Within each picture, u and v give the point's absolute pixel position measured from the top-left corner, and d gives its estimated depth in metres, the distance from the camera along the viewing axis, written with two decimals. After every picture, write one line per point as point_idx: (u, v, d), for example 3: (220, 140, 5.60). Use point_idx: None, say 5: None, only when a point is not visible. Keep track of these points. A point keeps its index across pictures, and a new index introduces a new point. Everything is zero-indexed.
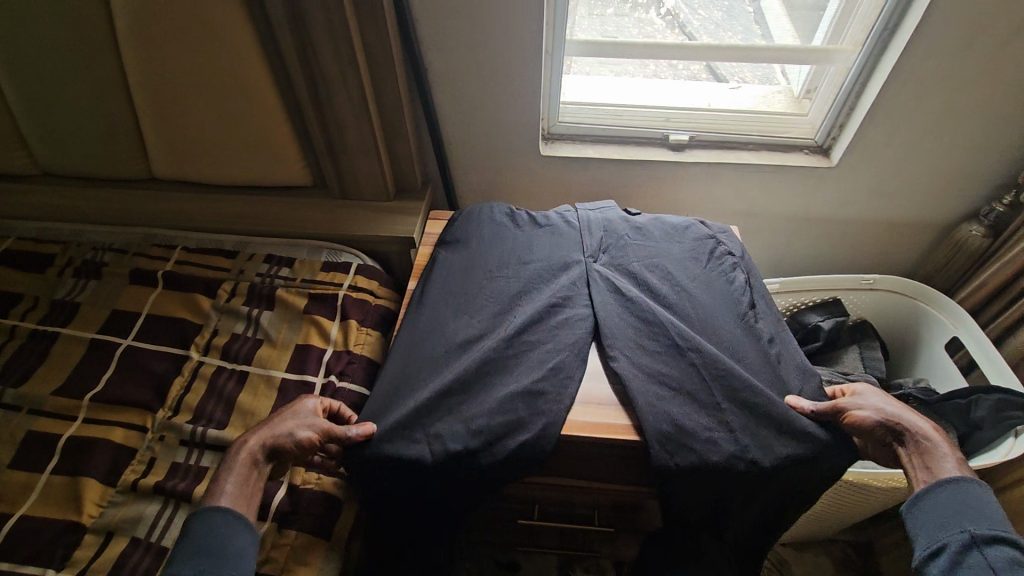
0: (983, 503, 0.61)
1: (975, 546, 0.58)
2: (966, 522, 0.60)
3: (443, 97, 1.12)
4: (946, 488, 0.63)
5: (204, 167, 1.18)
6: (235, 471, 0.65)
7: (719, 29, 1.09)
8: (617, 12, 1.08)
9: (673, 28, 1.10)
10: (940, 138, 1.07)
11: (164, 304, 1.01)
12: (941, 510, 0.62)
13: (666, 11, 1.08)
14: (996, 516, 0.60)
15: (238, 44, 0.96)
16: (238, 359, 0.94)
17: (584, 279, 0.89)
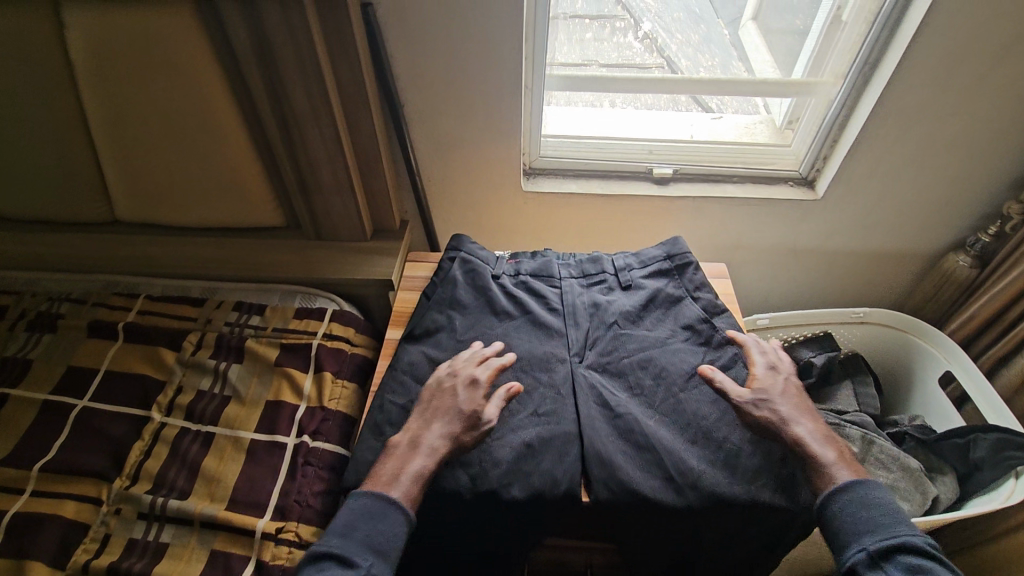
0: (879, 509, 0.64)
1: (875, 560, 0.61)
2: (863, 539, 0.62)
3: (422, 133, 1.08)
4: (847, 502, 0.65)
5: (170, 209, 1.13)
6: (413, 468, 0.68)
7: (696, 53, 1.07)
8: (596, 36, 1.06)
9: (651, 52, 1.08)
10: (925, 170, 1.06)
11: (125, 359, 0.94)
12: (845, 525, 0.64)
13: (643, 33, 1.06)
14: (894, 519, 0.63)
15: (204, 85, 0.92)
16: (203, 419, 0.88)
17: (568, 383, 0.84)
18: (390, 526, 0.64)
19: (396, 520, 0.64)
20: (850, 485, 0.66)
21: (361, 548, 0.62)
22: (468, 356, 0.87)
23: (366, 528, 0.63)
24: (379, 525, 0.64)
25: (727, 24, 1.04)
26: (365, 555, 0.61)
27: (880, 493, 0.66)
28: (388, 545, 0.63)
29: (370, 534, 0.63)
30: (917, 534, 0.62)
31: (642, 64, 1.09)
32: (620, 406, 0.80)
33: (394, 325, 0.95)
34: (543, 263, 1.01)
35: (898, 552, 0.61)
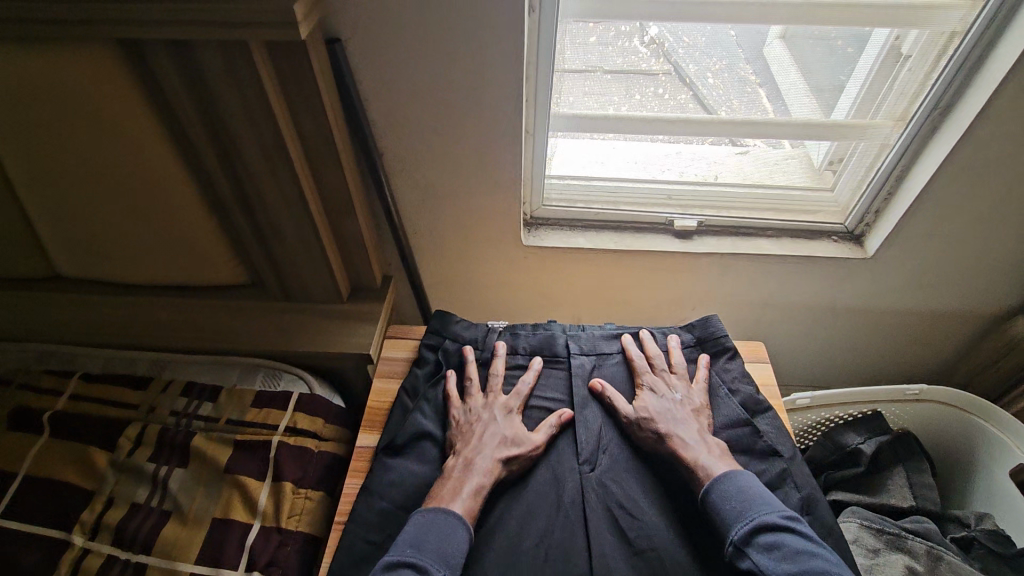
0: (737, 499, 0.63)
1: (741, 550, 0.60)
2: (735, 524, 0.62)
3: (404, 181, 0.93)
4: (709, 497, 0.65)
5: (111, 270, 0.96)
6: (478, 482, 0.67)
7: (704, 56, 0.85)
8: (602, 39, 0.83)
9: (659, 59, 0.86)
10: (996, 229, 0.90)
11: (47, 461, 0.79)
12: (712, 518, 0.64)
13: (650, 38, 0.83)
14: (749, 506, 0.63)
15: (138, 136, 0.76)
16: (135, 544, 0.73)
17: (577, 501, 0.69)
18: (453, 540, 0.62)
19: (462, 539, 0.62)
20: (716, 481, 0.65)
21: (433, 559, 0.60)
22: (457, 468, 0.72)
23: (433, 541, 0.61)
24: (447, 541, 0.62)
25: (736, 25, 0.81)
26: (439, 566, 0.59)
27: (733, 487, 0.64)
28: (454, 557, 0.61)
29: (442, 548, 0.61)
30: (769, 514, 0.62)
31: (647, 71, 0.87)
32: (640, 539, 0.66)
33: (367, 426, 0.80)
34: (545, 336, 0.86)
35: (765, 536, 0.60)
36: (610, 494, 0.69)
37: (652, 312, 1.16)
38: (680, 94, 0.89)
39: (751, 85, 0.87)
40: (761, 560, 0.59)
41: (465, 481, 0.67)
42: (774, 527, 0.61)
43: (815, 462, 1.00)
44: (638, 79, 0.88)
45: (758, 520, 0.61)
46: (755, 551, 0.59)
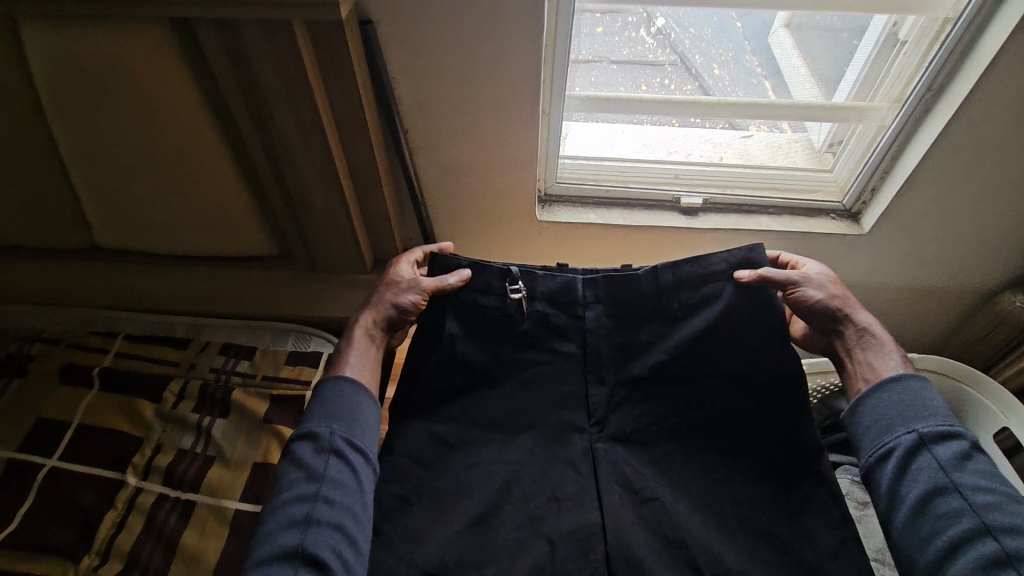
0: (928, 402, 0.69)
1: (924, 441, 0.67)
2: (916, 421, 0.68)
3: (427, 157, 0.99)
4: (897, 386, 0.71)
5: (149, 240, 1.02)
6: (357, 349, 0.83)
7: (710, 46, 0.95)
8: (608, 30, 0.92)
9: (664, 49, 0.95)
10: (985, 207, 0.95)
11: (99, 412, 0.86)
12: (887, 409, 0.70)
13: (656, 28, 0.93)
14: (943, 412, 0.69)
15: (185, 109, 0.83)
16: (184, 485, 0.79)
17: (593, 450, 0.76)
18: (342, 399, 0.75)
19: (342, 391, 0.75)
20: (916, 376, 0.71)
21: (320, 422, 0.73)
22: (481, 420, 0.79)
23: (322, 409, 0.75)
24: (342, 404, 0.75)
25: (741, 17, 0.91)
26: (324, 426, 0.72)
27: (932, 394, 0.70)
28: (337, 414, 0.74)
29: (330, 411, 0.74)
30: (963, 429, 0.68)
31: (653, 62, 0.96)
32: (645, 489, 0.73)
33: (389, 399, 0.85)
34: (564, 281, 0.80)
35: (952, 441, 0.66)
36: (619, 455, 0.76)
37: None
38: (686, 84, 0.98)
39: (758, 77, 0.98)
40: (943, 456, 0.65)
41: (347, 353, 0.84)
42: (968, 442, 0.67)
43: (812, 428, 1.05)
44: (644, 69, 0.97)
45: (950, 426, 0.67)
46: (939, 450, 0.66)
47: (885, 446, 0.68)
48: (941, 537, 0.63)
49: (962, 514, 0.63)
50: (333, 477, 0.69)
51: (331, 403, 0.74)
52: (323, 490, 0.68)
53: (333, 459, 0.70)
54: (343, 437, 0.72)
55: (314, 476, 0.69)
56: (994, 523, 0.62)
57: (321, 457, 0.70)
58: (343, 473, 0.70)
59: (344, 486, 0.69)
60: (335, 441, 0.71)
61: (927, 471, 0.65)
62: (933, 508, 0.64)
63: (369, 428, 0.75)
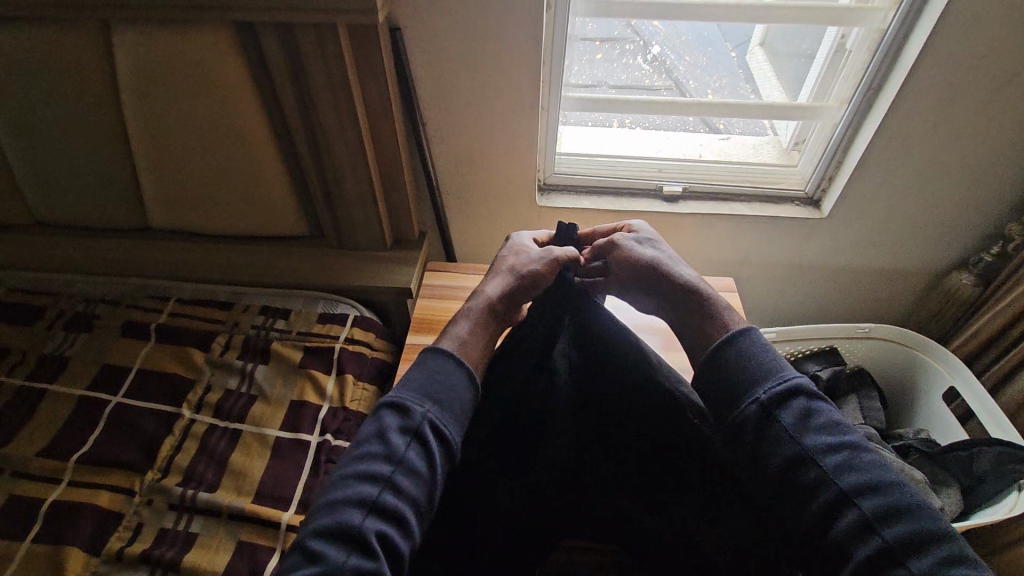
0: (754, 359, 0.64)
1: (770, 408, 0.61)
2: (757, 388, 0.62)
3: (442, 148, 1.14)
4: (733, 351, 0.65)
5: (197, 219, 1.17)
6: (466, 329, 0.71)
7: (705, 75, 1.15)
8: (605, 57, 1.13)
9: (660, 73, 1.15)
10: (927, 192, 1.10)
11: (157, 359, 0.99)
12: (733, 379, 0.64)
13: (653, 56, 1.14)
14: (778, 368, 0.64)
15: (240, 99, 0.98)
16: (231, 416, 0.91)
17: None
18: (442, 376, 0.65)
19: (445, 369, 0.65)
20: (745, 336, 0.66)
21: (416, 396, 0.63)
22: None
23: (421, 380, 0.65)
24: (440, 380, 0.65)
25: (735, 47, 1.13)
26: (420, 403, 0.63)
27: (770, 353, 0.65)
28: (433, 391, 0.64)
29: (426, 384, 0.64)
30: (803, 380, 0.63)
31: (649, 86, 1.16)
32: None
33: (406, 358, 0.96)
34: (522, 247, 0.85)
35: (795, 401, 0.61)
36: None
37: None
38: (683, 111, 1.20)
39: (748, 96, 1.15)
40: (794, 424, 0.60)
41: (456, 326, 0.71)
42: (809, 395, 0.62)
43: None
44: (642, 91, 1.16)
45: (791, 382, 0.62)
46: (784, 415, 0.60)
47: (737, 419, 0.62)
48: (819, 504, 0.57)
49: (826, 481, 0.57)
50: (411, 464, 0.59)
51: (444, 375, 0.65)
52: (396, 476, 0.58)
53: (416, 442, 0.60)
54: (437, 423, 0.62)
55: (392, 459, 0.59)
56: (852, 483, 0.56)
57: (404, 439, 0.60)
58: (425, 463, 0.60)
59: (419, 477, 0.59)
60: (425, 423, 0.61)
61: (835, 450, 0.58)
62: (800, 480, 0.58)
63: (462, 420, 0.64)
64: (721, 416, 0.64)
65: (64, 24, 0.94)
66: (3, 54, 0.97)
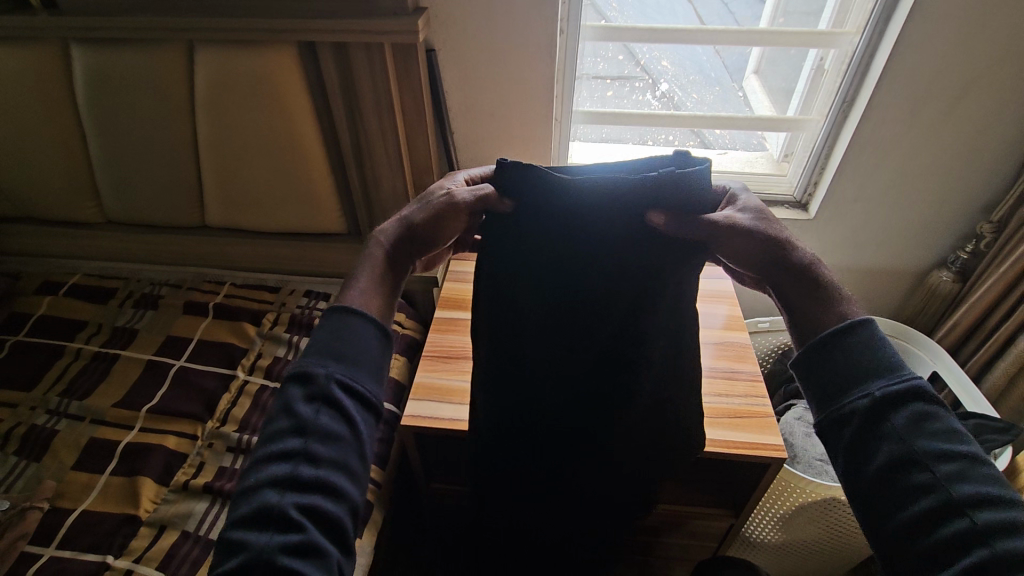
0: (875, 354, 0.58)
1: (883, 404, 0.55)
2: (872, 385, 0.56)
3: (467, 156, 1.29)
4: (853, 345, 0.58)
5: (250, 216, 1.33)
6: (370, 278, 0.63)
7: (710, 110, 1.30)
8: (615, 95, 1.31)
9: (668, 108, 1.31)
10: (903, 194, 1.22)
11: (215, 331, 1.12)
12: (847, 369, 0.58)
13: (662, 92, 1.30)
14: (901, 366, 0.57)
15: (296, 108, 1.14)
16: (279, 378, 1.04)
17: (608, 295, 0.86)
18: (341, 334, 0.59)
19: (354, 324, 0.60)
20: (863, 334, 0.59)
21: (318, 359, 0.58)
22: None
23: (323, 340, 0.59)
24: (344, 335, 0.60)
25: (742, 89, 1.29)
26: (325, 364, 0.58)
27: (895, 348, 0.58)
28: (339, 347, 0.59)
29: (332, 342, 0.59)
30: (926, 383, 0.56)
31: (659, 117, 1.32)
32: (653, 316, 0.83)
33: (434, 329, 1.12)
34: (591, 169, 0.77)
35: (915, 402, 0.55)
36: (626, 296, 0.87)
37: None
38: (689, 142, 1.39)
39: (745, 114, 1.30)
40: (906, 422, 0.54)
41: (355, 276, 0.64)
42: (931, 400, 0.55)
43: (775, 374, 1.29)
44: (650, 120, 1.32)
45: (912, 384, 0.56)
46: (901, 416, 0.55)
47: (844, 409, 0.57)
48: (915, 510, 0.52)
49: (936, 487, 0.51)
50: (327, 430, 0.55)
51: (354, 333, 0.60)
52: (312, 444, 0.54)
53: (329, 405, 0.56)
54: (348, 378, 0.58)
55: (303, 429, 0.55)
56: (969, 501, 0.50)
57: (311, 405, 0.56)
58: (342, 423, 0.56)
59: (339, 440, 0.55)
60: (335, 382, 0.57)
61: (951, 456, 0.52)
62: (903, 478, 0.53)
63: (375, 371, 0.60)
64: (830, 402, 0.58)
65: (154, 46, 1.12)
66: (102, 72, 1.15)
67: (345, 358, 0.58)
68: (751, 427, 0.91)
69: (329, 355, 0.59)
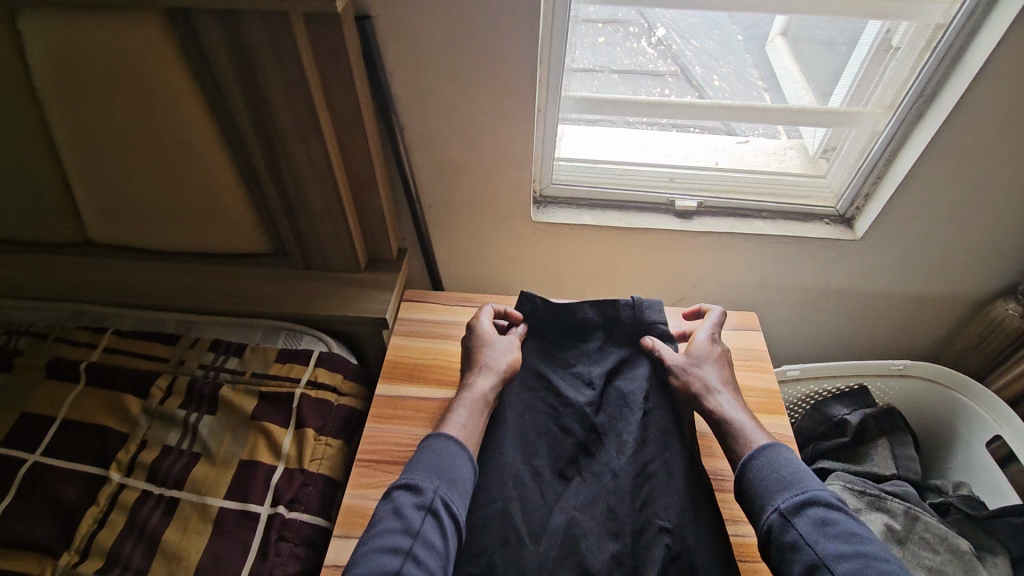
0: (782, 470, 0.65)
1: (787, 518, 0.61)
2: (776, 498, 0.63)
3: (420, 157, 0.98)
4: (755, 463, 0.66)
5: (139, 234, 1.01)
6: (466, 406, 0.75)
7: (713, 59, 0.95)
8: (608, 40, 0.93)
9: (665, 59, 0.96)
10: (977, 213, 0.96)
11: (85, 407, 0.85)
12: (759, 487, 0.64)
13: (657, 39, 0.94)
14: (799, 479, 0.64)
15: (175, 102, 0.82)
16: (167, 481, 0.78)
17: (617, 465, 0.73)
18: (447, 458, 0.68)
19: (455, 451, 0.69)
20: (776, 450, 0.67)
21: (425, 474, 0.66)
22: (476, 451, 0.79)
23: (427, 460, 0.68)
24: (442, 458, 0.68)
25: (741, 28, 0.90)
26: (432, 480, 0.65)
27: (793, 460, 0.66)
28: (446, 469, 0.67)
29: (436, 464, 0.67)
30: (823, 491, 0.63)
31: (654, 72, 0.97)
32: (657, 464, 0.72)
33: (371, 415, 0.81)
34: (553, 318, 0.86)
35: (814, 510, 0.61)
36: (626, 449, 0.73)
37: (651, 293, 1.22)
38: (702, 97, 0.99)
39: (758, 88, 0.96)
40: (807, 531, 0.60)
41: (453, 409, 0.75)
42: (826, 505, 0.61)
43: (804, 434, 1.08)
44: (645, 79, 0.97)
45: (809, 493, 0.62)
46: (801, 524, 0.60)
47: (761, 526, 0.62)
48: None
49: None
50: (429, 536, 0.61)
51: (458, 460, 0.68)
52: (417, 548, 0.60)
53: (431, 517, 0.63)
54: (448, 498, 0.64)
55: (412, 531, 0.61)
56: None
57: (420, 512, 0.62)
58: (441, 536, 0.62)
59: (439, 552, 0.60)
60: (439, 498, 0.64)
61: (846, 558, 0.57)
62: None
63: (467, 499, 0.66)
64: (752, 520, 0.64)
65: None
66: None
67: (450, 483, 0.66)
68: None
69: (434, 478, 0.66)
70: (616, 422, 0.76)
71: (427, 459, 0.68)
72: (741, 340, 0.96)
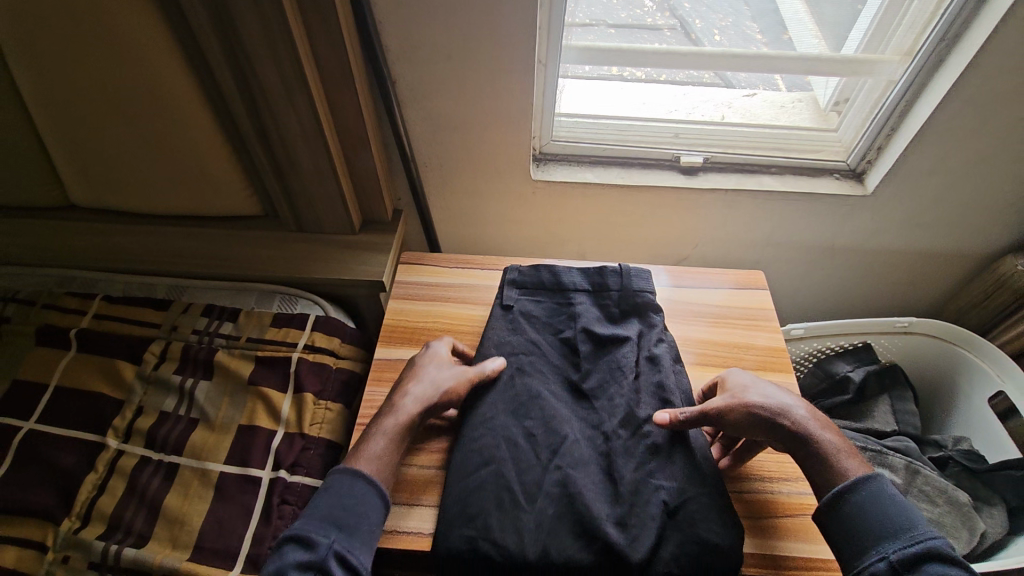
0: (888, 511, 0.56)
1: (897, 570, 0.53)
2: (884, 545, 0.54)
3: (414, 112, 0.94)
4: (858, 498, 0.57)
5: (125, 196, 0.97)
6: (389, 430, 0.66)
7: (712, 10, 0.88)
8: None
9: (663, 10, 0.90)
10: (993, 167, 0.93)
11: (77, 374, 0.83)
12: (860, 526, 0.56)
13: None
14: (914, 527, 0.55)
15: (148, 54, 0.76)
16: (166, 447, 0.77)
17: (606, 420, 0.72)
18: (352, 501, 0.59)
19: (361, 491, 0.60)
20: (871, 479, 0.58)
21: (320, 524, 0.57)
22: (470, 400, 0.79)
23: (325, 504, 0.59)
24: (347, 499, 0.60)
25: None
26: (325, 532, 0.56)
27: (905, 501, 0.57)
28: (347, 516, 0.58)
29: (335, 509, 0.58)
30: (944, 543, 0.54)
31: (651, 26, 0.91)
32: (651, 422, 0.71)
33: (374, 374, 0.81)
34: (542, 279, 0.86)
35: (931, 566, 0.52)
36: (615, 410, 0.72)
37: (654, 252, 1.19)
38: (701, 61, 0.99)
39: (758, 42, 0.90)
40: None
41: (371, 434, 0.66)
42: (950, 562, 0.52)
43: (807, 390, 1.08)
44: (642, 33, 0.92)
45: (927, 545, 0.53)
46: None
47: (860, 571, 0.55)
48: None
49: None
50: None
51: (366, 504, 0.60)
52: None
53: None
54: (346, 552, 0.56)
55: None
56: None
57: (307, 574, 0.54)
58: None
59: None
60: (334, 551, 0.55)
61: None
62: None
63: (372, 544, 0.58)
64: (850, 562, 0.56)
65: None
66: None
67: (349, 530, 0.57)
68: (801, 531, 0.68)
69: (330, 527, 0.57)
70: (611, 381, 0.75)
71: (329, 502, 0.59)
72: (746, 298, 0.94)
